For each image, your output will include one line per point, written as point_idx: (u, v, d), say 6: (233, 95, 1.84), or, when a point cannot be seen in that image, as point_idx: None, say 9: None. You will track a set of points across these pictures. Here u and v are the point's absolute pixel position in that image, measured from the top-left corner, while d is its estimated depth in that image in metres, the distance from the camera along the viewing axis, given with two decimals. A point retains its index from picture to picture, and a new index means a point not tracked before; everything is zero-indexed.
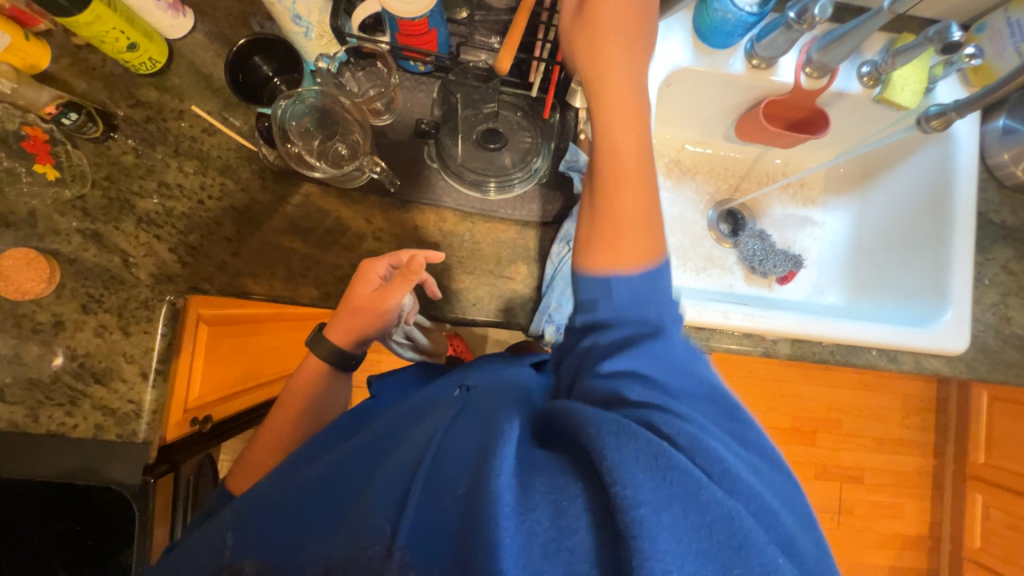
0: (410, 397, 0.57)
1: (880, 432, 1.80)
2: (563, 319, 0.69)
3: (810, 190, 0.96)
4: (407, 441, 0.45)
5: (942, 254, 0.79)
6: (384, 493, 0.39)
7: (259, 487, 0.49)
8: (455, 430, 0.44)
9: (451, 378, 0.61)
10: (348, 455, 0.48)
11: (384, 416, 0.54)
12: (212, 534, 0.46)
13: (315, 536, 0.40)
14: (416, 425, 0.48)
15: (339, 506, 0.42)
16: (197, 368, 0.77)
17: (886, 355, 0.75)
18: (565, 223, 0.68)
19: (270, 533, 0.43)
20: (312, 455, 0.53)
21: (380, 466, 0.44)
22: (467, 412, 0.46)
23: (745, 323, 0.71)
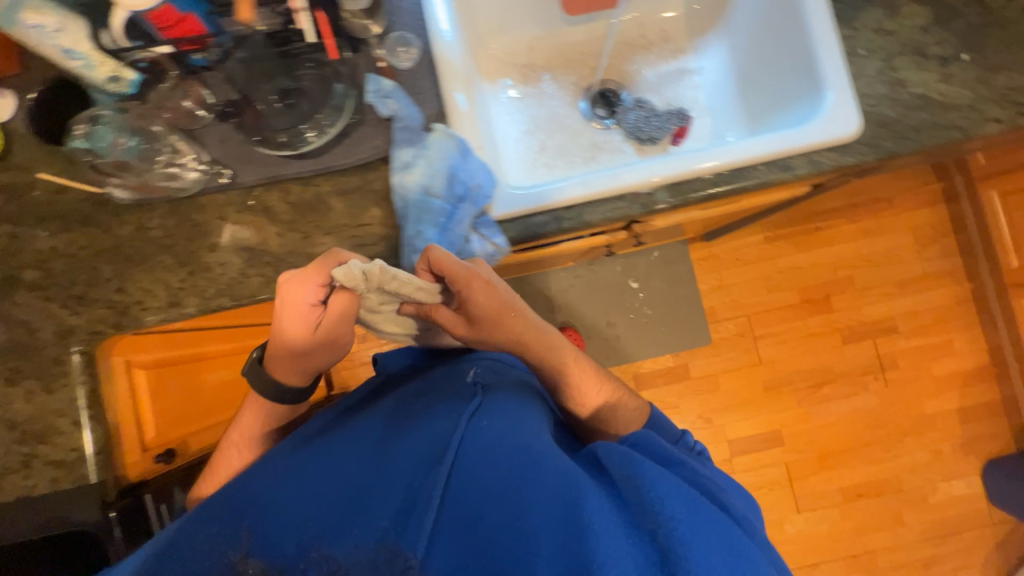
0: (428, 398, 0.66)
1: (899, 274, 1.66)
2: (427, 245, 0.68)
3: (676, 42, 0.91)
4: (424, 439, 0.57)
5: (801, 80, 0.74)
6: (416, 498, 0.51)
7: (255, 473, 0.58)
8: (482, 436, 0.56)
9: (437, 378, 0.70)
10: (365, 450, 0.58)
11: (394, 409, 0.66)
12: (213, 527, 0.53)
13: (333, 537, 0.50)
14: (438, 420, 0.60)
15: (358, 507, 0.52)
16: (145, 408, 0.83)
17: (776, 166, 0.70)
18: (397, 152, 0.68)
19: (279, 523, 0.52)
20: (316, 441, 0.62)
21: (400, 471, 0.54)
22: (488, 413, 0.60)
23: (608, 186, 0.68)
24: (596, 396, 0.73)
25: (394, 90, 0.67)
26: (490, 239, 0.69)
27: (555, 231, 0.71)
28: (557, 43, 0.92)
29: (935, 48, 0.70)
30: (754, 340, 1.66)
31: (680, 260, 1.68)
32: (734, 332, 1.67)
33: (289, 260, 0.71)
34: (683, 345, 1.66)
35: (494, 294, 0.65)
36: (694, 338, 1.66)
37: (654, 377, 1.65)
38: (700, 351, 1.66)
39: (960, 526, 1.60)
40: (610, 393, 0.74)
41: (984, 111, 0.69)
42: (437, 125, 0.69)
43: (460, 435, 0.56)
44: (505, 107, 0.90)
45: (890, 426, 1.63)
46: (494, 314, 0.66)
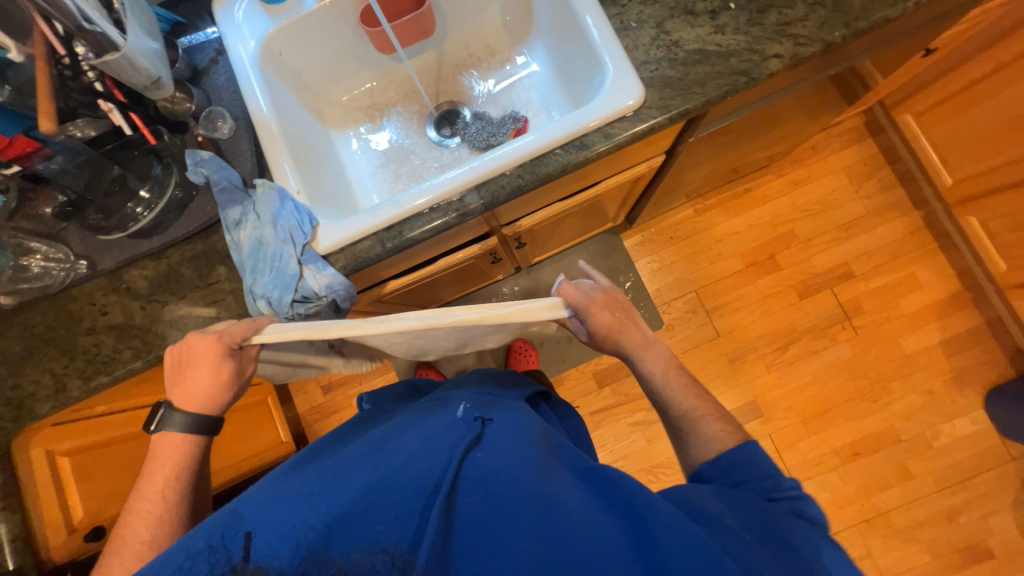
0: (426, 417, 0.68)
1: (842, 217, 1.62)
2: (266, 289, 0.72)
3: (501, 52, 0.97)
4: (432, 454, 0.57)
5: (590, 61, 0.77)
6: (415, 522, 0.50)
7: (256, 489, 0.54)
8: (486, 467, 0.55)
9: (436, 404, 0.73)
10: (359, 467, 0.55)
11: (394, 433, 0.64)
12: (203, 530, 0.47)
13: (357, 537, 0.49)
14: (435, 441, 0.59)
15: (365, 511, 0.50)
16: (73, 491, 0.89)
17: (574, 147, 0.72)
18: (227, 212, 0.74)
19: (276, 530, 0.47)
20: (306, 468, 0.57)
21: (403, 468, 0.54)
22: (486, 444, 0.59)
23: (420, 200, 0.73)
24: (688, 401, 0.74)
25: (209, 158, 0.73)
26: (322, 272, 0.73)
27: (385, 253, 0.75)
28: (394, 81, 0.99)
29: (702, 5, 0.73)
30: (708, 314, 1.63)
31: (616, 250, 1.68)
32: (686, 310, 1.64)
33: (154, 329, 0.77)
34: None
35: (608, 306, 0.79)
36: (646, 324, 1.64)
37: (614, 371, 1.63)
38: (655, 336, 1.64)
39: (978, 468, 1.47)
40: (700, 405, 0.73)
41: (762, 50, 0.70)
42: (259, 180, 0.75)
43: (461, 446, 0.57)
44: (356, 148, 0.97)
45: (871, 374, 1.54)
46: (612, 324, 0.78)
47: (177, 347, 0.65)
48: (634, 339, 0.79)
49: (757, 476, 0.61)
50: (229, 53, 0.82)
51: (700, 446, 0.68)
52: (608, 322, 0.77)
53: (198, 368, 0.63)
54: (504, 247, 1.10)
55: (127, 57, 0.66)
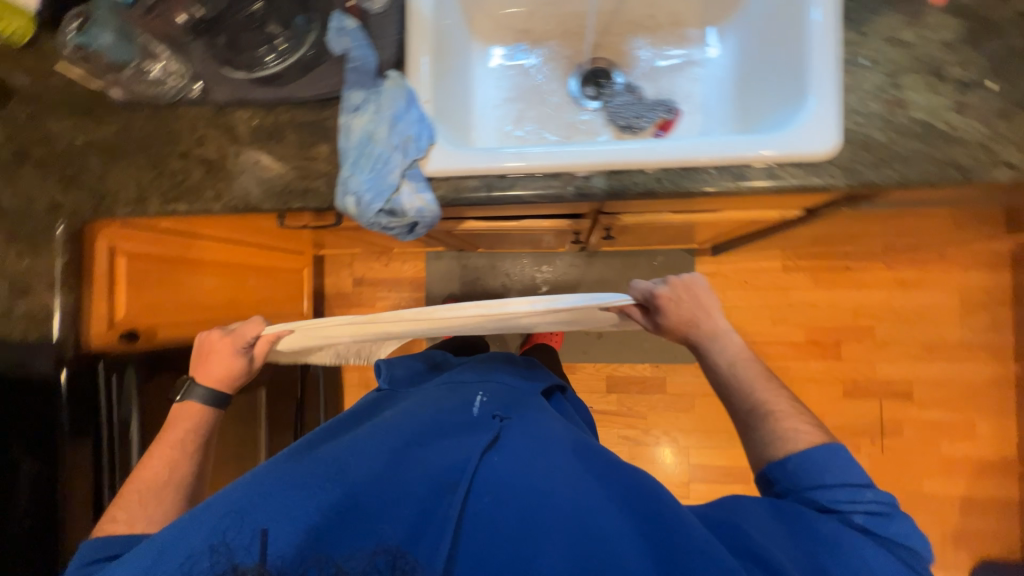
0: (439, 406, 0.73)
1: (931, 337, 1.48)
2: (360, 188, 0.70)
3: (685, 26, 0.85)
4: (440, 458, 0.62)
5: (790, 82, 0.67)
6: (419, 522, 0.55)
7: (263, 471, 0.59)
8: (491, 475, 0.60)
9: (456, 390, 0.78)
10: (361, 461, 0.60)
11: (397, 422, 0.68)
12: (204, 531, 0.52)
13: (356, 522, 0.54)
14: (447, 444, 0.64)
15: (363, 502, 0.56)
16: (121, 291, 0.93)
17: (730, 173, 0.64)
18: (349, 93, 0.70)
19: (287, 523, 0.53)
20: (309, 457, 0.62)
21: (405, 468, 0.60)
22: (496, 446, 0.64)
23: (545, 163, 0.67)
24: (760, 399, 0.69)
25: (355, 29, 0.68)
26: (420, 194, 0.69)
27: (486, 200, 0.70)
28: (559, 11, 0.87)
29: (954, 70, 0.61)
30: None
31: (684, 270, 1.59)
32: None
33: (240, 180, 0.75)
34: (665, 357, 1.60)
35: (681, 294, 0.76)
36: (679, 354, 1.60)
37: (628, 383, 1.61)
38: (682, 368, 1.60)
39: None
40: (770, 401, 0.69)
41: (997, 151, 0.58)
42: (392, 73, 0.70)
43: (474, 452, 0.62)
44: (491, 71, 0.89)
45: None
46: (681, 316, 0.75)
47: (205, 339, 0.83)
48: (704, 334, 0.75)
49: (833, 485, 0.60)
50: None
51: (768, 443, 0.66)
52: (676, 314, 0.75)
53: (215, 358, 0.81)
54: (589, 230, 1.04)
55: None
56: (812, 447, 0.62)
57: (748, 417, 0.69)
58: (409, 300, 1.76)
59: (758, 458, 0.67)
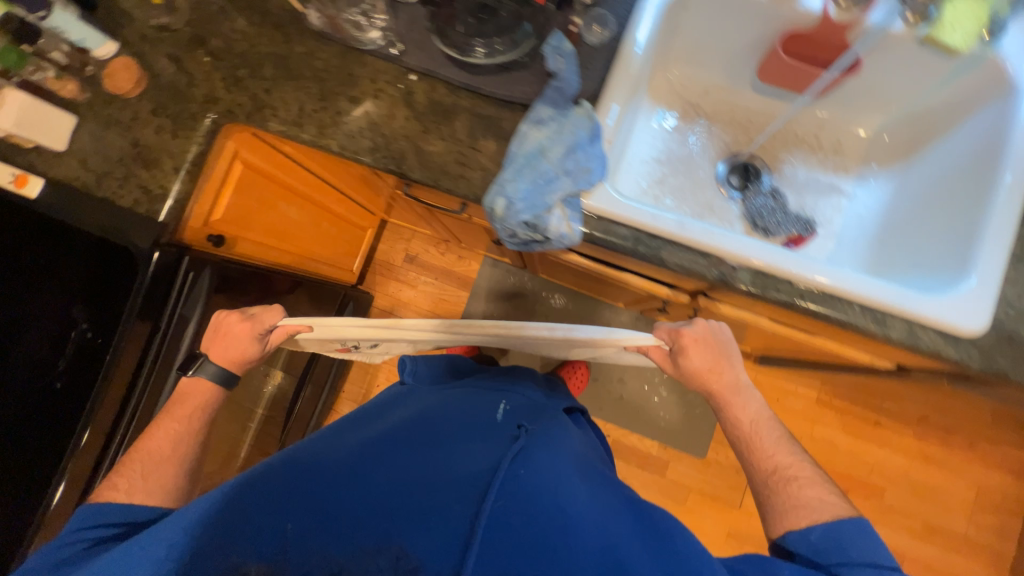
0: (462, 428, 0.81)
1: (936, 519, 1.47)
2: (514, 194, 0.71)
3: (844, 158, 0.88)
4: (468, 469, 0.70)
5: (950, 252, 0.68)
6: (434, 521, 0.63)
7: (290, 472, 0.71)
8: (512, 489, 0.66)
9: (479, 406, 0.89)
10: (381, 472, 0.70)
11: (421, 437, 0.79)
12: (216, 535, 0.63)
13: (372, 521, 0.64)
14: (474, 458, 0.72)
15: (382, 502, 0.66)
16: (225, 192, 0.93)
17: (872, 316, 0.66)
18: (538, 106, 0.72)
19: (310, 523, 0.65)
20: (329, 464, 0.72)
21: (425, 476, 0.69)
22: (522, 460, 0.71)
23: (701, 239, 0.68)
24: (771, 463, 0.77)
25: (570, 54, 0.70)
26: (570, 222, 0.70)
27: (629, 251, 0.71)
28: (732, 101, 0.92)
29: None
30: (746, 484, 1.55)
31: None
32: (732, 464, 1.56)
33: (399, 142, 0.76)
34: (675, 443, 1.59)
35: (707, 346, 0.81)
36: (689, 444, 1.59)
37: (631, 454, 1.59)
38: (687, 460, 1.58)
39: None
40: (783, 465, 0.76)
41: None
42: (585, 103, 0.72)
43: (502, 463, 0.69)
44: (651, 127, 0.91)
45: None
46: (705, 371, 0.80)
47: (222, 317, 0.87)
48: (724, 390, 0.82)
49: (860, 562, 0.63)
50: None
51: (787, 513, 0.72)
52: (699, 368, 0.81)
53: (230, 340, 0.86)
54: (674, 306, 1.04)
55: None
56: (839, 521, 0.67)
57: (767, 483, 0.76)
58: (451, 295, 1.75)
59: (777, 528, 0.72)
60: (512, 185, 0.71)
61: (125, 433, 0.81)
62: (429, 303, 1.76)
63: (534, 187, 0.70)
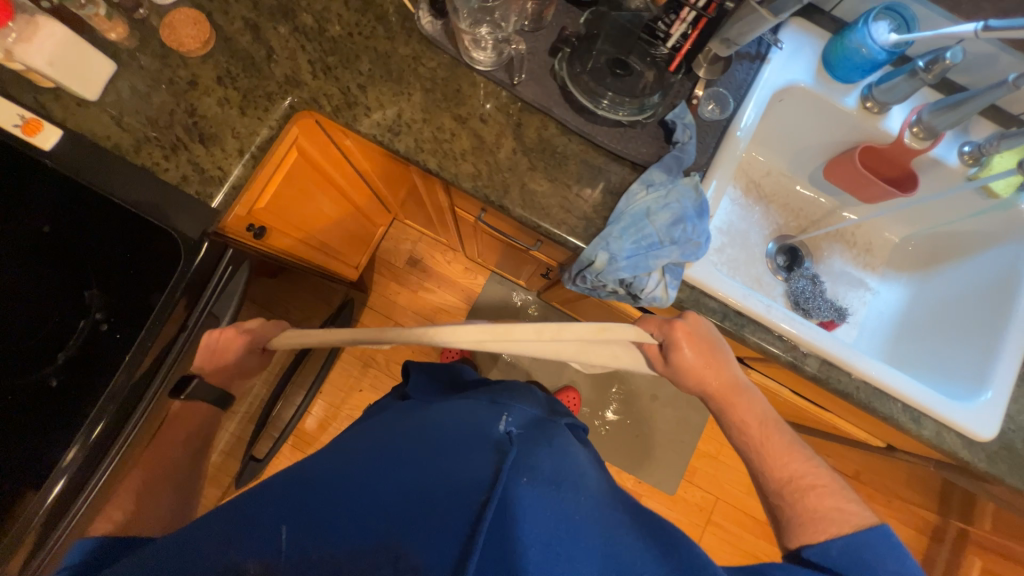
0: (467, 418, 0.70)
1: None
2: (618, 251, 0.71)
3: (873, 258, 0.99)
4: (473, 468, 0.59)
5: (966, 364, 0.80)
6: (442, 528, 0.53)
7: (284, 482, 0.61)
8: (517, 501, 0.56)
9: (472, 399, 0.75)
10: (377, 477, 0.59)
11: (413, 438, 0.67)
12: (212, 524, 0.55)
13: (370, 523, 0.54)
14: (476, 455, 0.62)
15: (385, 502, 0.56)
16: (274, 180, 0.83)
17: (909, 414, 0.75)
18: (652, 170, 0.73)
19: (301, 518, 0.55)
20: (321, 471, 0.62)
21: (429, 477, 0.59)
22: (526, 467, 0.60)
23: (783, 324, 0.73)
24: (789, 473, 0.64)
25: (693, 126, 0.73)
26: (667, 288, 0.72)
27: (714, 323, 0.74)
28: (788, 187, 1.00)
29: None
30: (706, 521, 1.66)
31: (699, 410, 1.71)
32: (696, 502, 1.67)
33: (503, 174, 0.74)
34: (648, 478, 1.68)
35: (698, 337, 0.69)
36: (661, 480, 1.67)
37: None
38: (657, 495, 1.67)
39: None
40: (800, 473, 0.64)
41: None
42: (694, 175, 0.74)
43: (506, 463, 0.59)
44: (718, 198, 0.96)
45: None
46: (698, 369, 0.69)
47: (215, 335, 0.70)
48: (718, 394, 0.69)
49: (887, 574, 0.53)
50: (762, 66, 0.79)
51: (805, 526, 0.59)
52: (691, 365, 0.68)
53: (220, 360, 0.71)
54: None
55: (764, 25, 0.65)
56: (856, 533, 0.56)
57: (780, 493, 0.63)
58: (451, 306, 1.70)
59: (794, 539, 0.60)
60: (617, 243, 0.71)
61: (122, 449, 0.62)
62: (427, 311, 1.69)
63: (638, 247, 0.71)
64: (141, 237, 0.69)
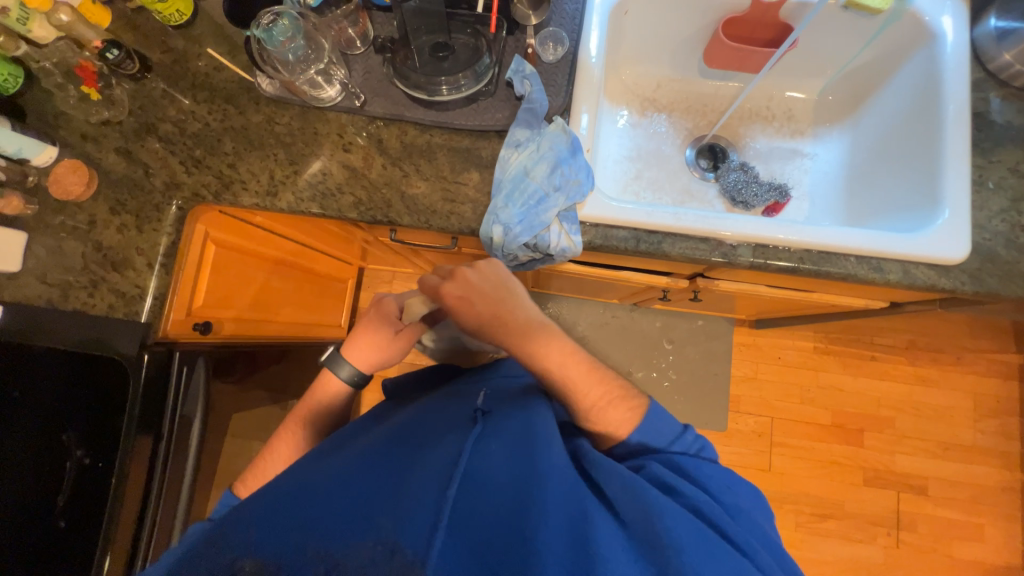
0: (440, 407, 0.64)
1: (947, 435, 1.55)
2: (509, 219, 0.71)
3: (798, 123, 0.93)
4: (442, 453, 0.51)
5: (924, 186, 0.73)
6: (420, 511, 0.44)
7: (253, 500, 0.50)
8: (489, 474, 0.48)
9: (444, 395, 0.69)
10: (347, 477, 0.50)
11: (380, 436, 0.59)
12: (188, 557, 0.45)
13: (337, 523, 0.44)
14: (445, 437, 0.55)
15: (359, 495, 0.47)
16: (203, 277, 0.89)
17: (868, 264, 0.69)
18: (514, 131, 0.73)
19: (273, 529, 0.45)
20: (287, 478, 0.53)
21: (407, 467, 0.50)
22: (496, 435, 0.54)
23: (699, 225, 0.70)
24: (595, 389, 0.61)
25: (534, 74, 0.73)
26: (569, 235, 0.71)
27: (631, 251, 0.72)
28: (685, 90, 0.96)
29: None
30: (770, 444, 1.58)
31: (720, 336, 1.64)
32: (753, 430, 1.59)
33: (381, 191, 0.75)
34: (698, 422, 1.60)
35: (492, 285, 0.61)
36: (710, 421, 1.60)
37: None
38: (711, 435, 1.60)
39: None
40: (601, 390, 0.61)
41: None
42: (557, 119, 0.73)
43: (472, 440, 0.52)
44: (617, 128, 0.93)
45: None
46: (486, 323, 0.60)
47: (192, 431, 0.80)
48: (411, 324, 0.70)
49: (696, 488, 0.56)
50: None
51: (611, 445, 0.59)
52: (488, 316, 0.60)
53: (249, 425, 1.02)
54: (675, 294, 1.05)
55: None
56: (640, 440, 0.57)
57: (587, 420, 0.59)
58: None
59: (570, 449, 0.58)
60: (505, 212, 0.71)
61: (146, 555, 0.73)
62: None
63: (523, 208, 0.71)
64: (94, 371, 0.75)
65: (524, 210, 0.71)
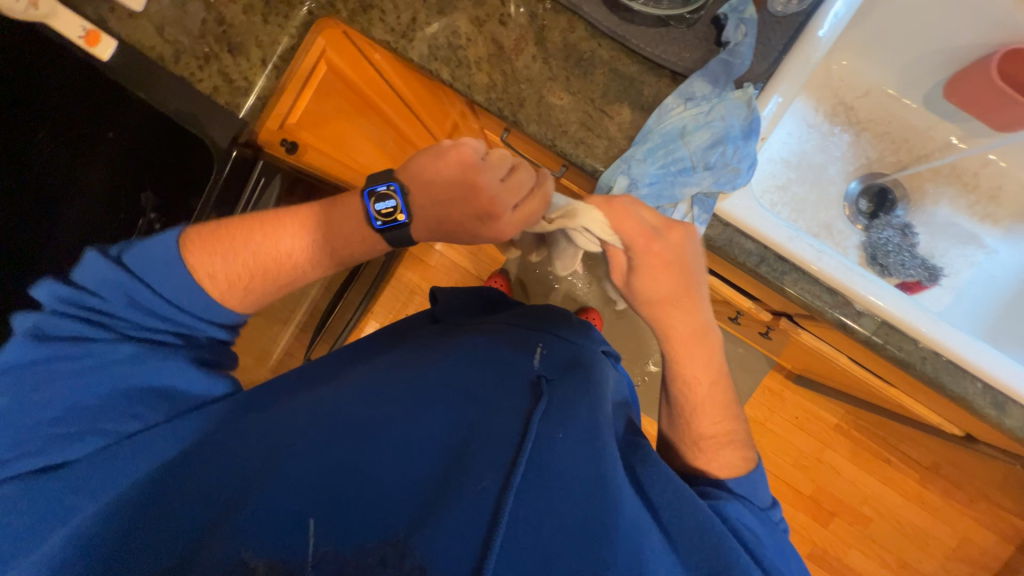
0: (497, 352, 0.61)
1: (910, 556, 1.54)
2: (640, 177, 0.62)
3: (998, 208, 0.77)
4: (495, 424, 0.49)
5: None
6: (465, 485, 0.42)
7: (307, 423, 0.50)
8: (549, 461, 0.46)
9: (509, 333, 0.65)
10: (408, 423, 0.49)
11: (429, 385, 0.54)
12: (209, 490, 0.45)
13: (377, 476, 0.44)
14: (495, 398, 0.53)
15: (398, 448, 0.47)
16: (304, 96, 0.84)
17: (990, 397, 0.61)
18: (694, 81, 0.62)
19: (290, 484, 0.43)
20: (340, 403, 0.52)
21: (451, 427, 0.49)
22: (562, 421, 0.51)
23: (836, 274, 0.61)
24: (708, 427, 0.64)
25: (753, 22, 0.60)
26: (693, 223, 0.63)
27: (748, 268, 0.64)
28: (894, 113, 0.79)
29: None
30: None
31: (752, 372, 1.57)
32: None
33: (520, 85, 0.66)
34: None
35: (667, 284, 0.60)
36: None
37: None
38: None
39: None
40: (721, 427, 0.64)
41: None
42: (749, 87, 0.61)
43: (533, 416, 0.49)
44: (793, 123, 0.79)
45: None
46: (663, 299, 0.61)
47: None
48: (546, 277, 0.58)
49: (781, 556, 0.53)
50: None
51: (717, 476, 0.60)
52: (654, 295, 0.61)
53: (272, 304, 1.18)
54: (746, 320, 0.97)
55: None
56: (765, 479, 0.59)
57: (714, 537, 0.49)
58: None
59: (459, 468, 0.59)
60: (640, 167, 0.62)
61: None
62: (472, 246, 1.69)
63: (661, 172, 0.62)
64: (183, 147, 0.75)
65: (660, 175, 0.62)
